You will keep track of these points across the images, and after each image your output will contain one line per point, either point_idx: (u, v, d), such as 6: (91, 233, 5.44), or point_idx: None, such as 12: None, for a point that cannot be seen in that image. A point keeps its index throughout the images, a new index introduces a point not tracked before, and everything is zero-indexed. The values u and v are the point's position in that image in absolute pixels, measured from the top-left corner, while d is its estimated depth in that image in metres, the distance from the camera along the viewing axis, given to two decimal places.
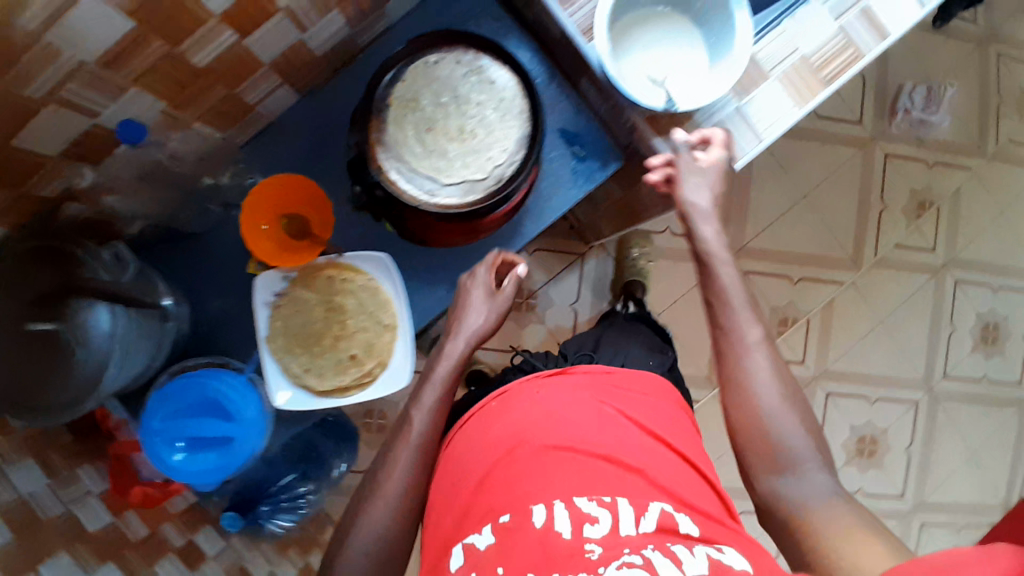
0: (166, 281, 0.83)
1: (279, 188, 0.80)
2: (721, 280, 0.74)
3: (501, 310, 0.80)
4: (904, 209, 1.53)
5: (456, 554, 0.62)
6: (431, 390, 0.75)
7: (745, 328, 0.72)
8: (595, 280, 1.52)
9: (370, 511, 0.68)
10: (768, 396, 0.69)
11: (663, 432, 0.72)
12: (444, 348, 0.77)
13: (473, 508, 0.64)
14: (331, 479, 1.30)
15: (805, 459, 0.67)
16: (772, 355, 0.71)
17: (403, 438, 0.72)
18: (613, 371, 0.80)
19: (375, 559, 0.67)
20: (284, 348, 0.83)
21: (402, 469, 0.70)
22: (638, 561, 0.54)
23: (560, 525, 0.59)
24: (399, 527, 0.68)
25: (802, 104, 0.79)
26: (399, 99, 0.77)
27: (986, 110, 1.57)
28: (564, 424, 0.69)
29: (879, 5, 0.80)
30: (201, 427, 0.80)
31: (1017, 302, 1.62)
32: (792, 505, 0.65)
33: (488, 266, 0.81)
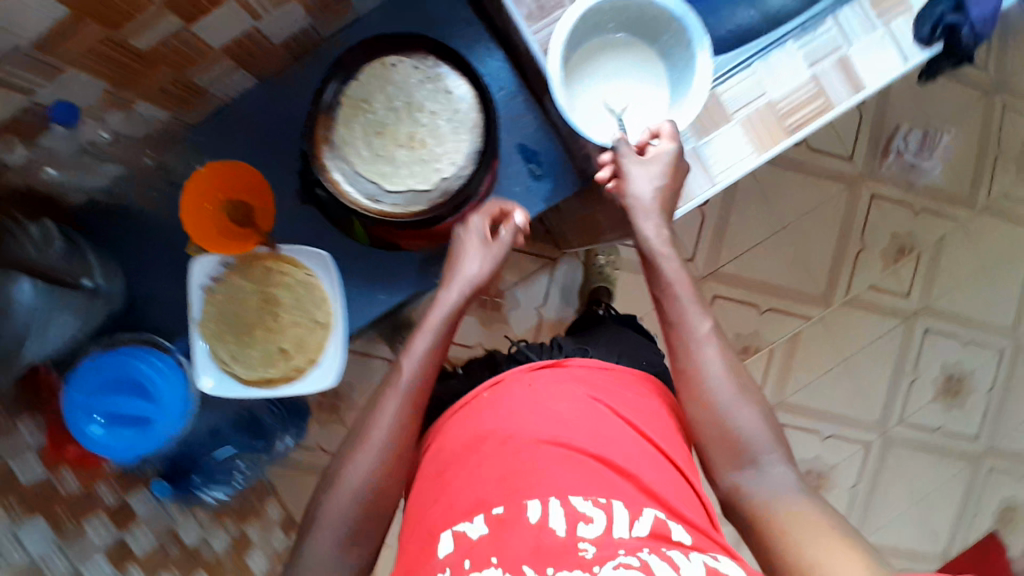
0: (103, 254, 0.83)
1: (223, 174, 0.79)
2: (666, 276, 0.71)
3: (498, 257, 0.74)
4: (884, 252, 1.51)
5: (444, 540, 0.60)
6: (421, 337, 0.72)
7: (695, 321, 0.70)
8: (565, 286, 1.49)
9: (354, 460, 0.67)
10: (722, 390, 0.68)
11: (654, 429, 0.70)
12: (435, 297, 0.74)
13: (462, 497, 0.63)
14: (273, 452, 1.32)
15: (763, 450, 0.66)
16: (723, 349, 0.70)
17: (393, 387, 0.70)
18: (609, 368, 0.76)
19: (361, 507, 0.65)
20: (214, 334, 0.83)
21: (389, 418, 0.68)
22: (634, 563, 0.54)
23: (555, 522, 0.58)
24: (385, 478, 0.67)
25: (761, 151, 0.76)
26: (353, 99, 0.76)
27: (983, 161, 1.52)
28: (554, 416, 0.68)
29: (858, 55, 0.77)
30: (121, 404, 0.81)
31: (985, 357, 1.61)
32: (752, 498, 0.65)
33: (483, 215, 0.74)
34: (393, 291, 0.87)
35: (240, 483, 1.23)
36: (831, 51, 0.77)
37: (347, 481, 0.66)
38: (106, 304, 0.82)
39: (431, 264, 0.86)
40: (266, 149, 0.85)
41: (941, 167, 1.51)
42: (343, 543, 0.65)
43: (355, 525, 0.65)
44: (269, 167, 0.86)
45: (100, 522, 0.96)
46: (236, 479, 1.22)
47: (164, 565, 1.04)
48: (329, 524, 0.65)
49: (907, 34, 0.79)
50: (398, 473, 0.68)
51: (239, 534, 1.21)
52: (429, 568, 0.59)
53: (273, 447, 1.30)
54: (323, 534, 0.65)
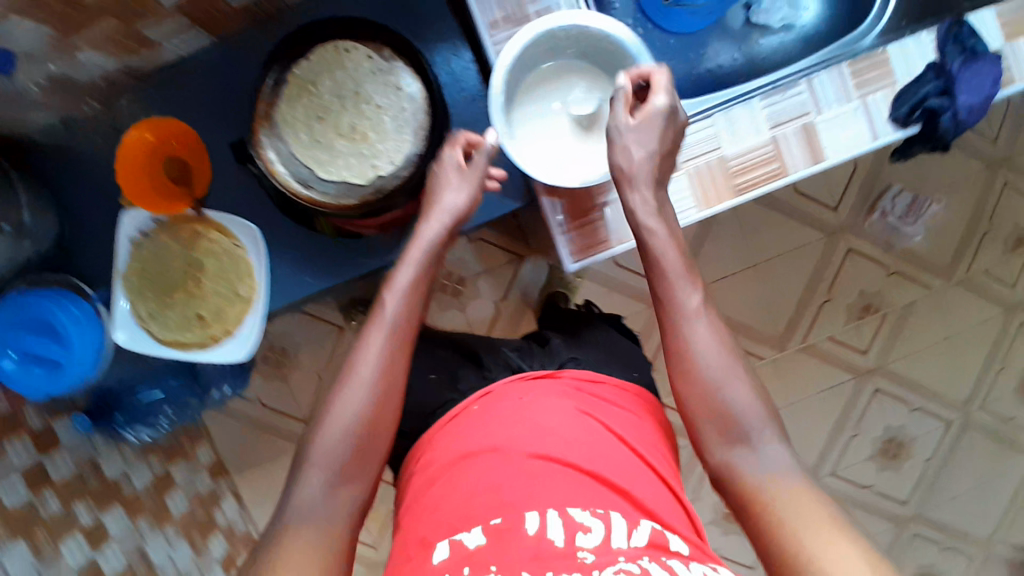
0: (32, 188, 0.81)
1: (161, 131, 0.79)
2: (658, 250, 0.67)
3: (475, 184, 0.71)
4: (848, 307, 1.46)
5: (440, 547, 0.57)
6: (403, 269, 0.68)
7: (684, 294, 0.65)
8: (529, 282, 1.40)
9: (341, 396, 0.62)
10: (712, 362, 0.62)
11: (645, 446, 0.68)
12: (416, 232, 0.70)
13: (458, 507, 0.59)
14: (206, 400, 1.28)
15: (759, 427, 0.60)
16: (714, 320, 0.65)
17: (375, 321, 0.66)
18: (596, 381, 0.74)
19: (353, 447, 0.60)
20: (136, 289, 0.82)
21: (373, 355, 0.63)
22: (636, 570, 0.51)
23: (553, 532, 0.55)
24: (374, 416, 0.62)
25: (705, 208, 0.77)
26: (300, 78, 0.75)
27: (971, 235, 1.45)
28: (543, 426, 0.66)
29: (824, 125, 0.76)
30: (36, 344, 0.80)
31: (931, 426, 1.56)
32: (748, 480, 0.59)
33: (456, 145, 0.72)
34: (319, 275, 0.85)
35: (168, 425, 1.19)
36: (797, 116, 0.76)
37: (337, 420, 0.61)
38: (31, 244, 0.80)
39: (369, 255, 0.86)
40: (218, 113, 0.83)
41: (923, 235, 1.45)
42: (332, 485, 0.59)
43: (345, 467, 0.60)
44: (217, 130, 0.84)
45: (21, 447, 0.93)
46: (164, 425, 1.17)
47: (81, 493, 1.00)
48: (318, 464, 0.60)
49: (883, 110, 0.76)
50: (387, 415, 0.63)
51: (163, 472, 1.17)
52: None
53: (207, 394, 1.27)
54: (311, 476, 0.59)
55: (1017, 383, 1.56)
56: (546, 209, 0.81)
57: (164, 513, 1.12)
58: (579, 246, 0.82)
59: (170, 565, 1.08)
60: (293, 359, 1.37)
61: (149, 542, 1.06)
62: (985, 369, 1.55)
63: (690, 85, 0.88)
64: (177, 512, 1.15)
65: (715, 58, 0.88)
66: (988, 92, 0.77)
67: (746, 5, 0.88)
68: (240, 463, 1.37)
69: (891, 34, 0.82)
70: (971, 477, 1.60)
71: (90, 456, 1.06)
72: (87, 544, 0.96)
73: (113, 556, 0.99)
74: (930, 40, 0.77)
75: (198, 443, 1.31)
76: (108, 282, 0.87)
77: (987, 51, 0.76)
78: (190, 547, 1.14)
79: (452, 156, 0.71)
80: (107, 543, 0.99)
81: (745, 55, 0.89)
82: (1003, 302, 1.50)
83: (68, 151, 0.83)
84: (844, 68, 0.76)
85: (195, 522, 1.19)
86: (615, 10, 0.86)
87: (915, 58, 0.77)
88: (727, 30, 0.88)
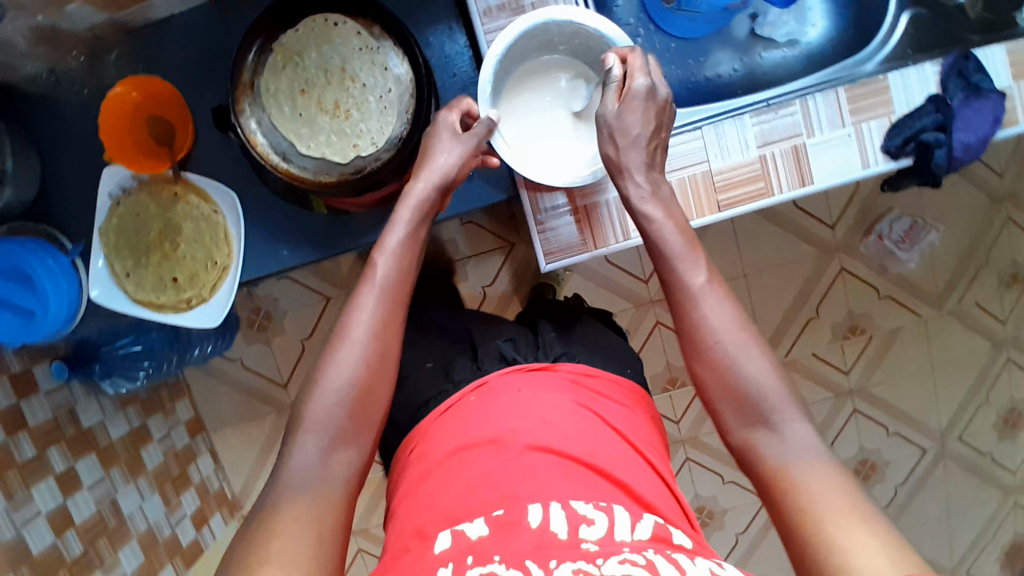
0: (19, 135, 0.81)
1: (146, 91, 0.79)
2: (662, 239, 0.68)
3: (469, 146, 0.71)
4: (834, 327, 1.41)
5: (442, 538, 0.56)
6: (393, 230, 0.69)
7: (689, 274, 0.66)
8: (519, 266, 1.33)
9: (335, 358, 0.62)
10: (723, 342, 0.62)
11: (646, 445, 0.68)
12: (406, 189, 0.71)
13: (459, 503, 0.59)
14: (188, 357, 1.26)
15: (777, 407, 0.60)
16: (723, 296, 0.65)
17: (365, 279, 0.66)
18: (597, 375, 0.74)
19: (346, 408, 0.61)
20: (113, 246, 0.82)
21: (367, 313, 0.64)
22: (640, 560, 0.50)
23: (555, 524, 0.54)
24: (366, 378, 0.62)
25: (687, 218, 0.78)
26: (287, 49, 0.75)
27: (961, 270, 1.39)
28: (541, 418, 0.65)
29: (814, 148, 0.77)
30: (13, 293, 0.80)
31: (904, 451, 1.47)
32: (769, 462, 0.59)
33: (454, 109, 0.73)
34: (298, 250, 0.85)
35: (145, 379, 1.18)
36: (788, 137, 0.77)
37: (329, 385, 0.61)
38: (16, 194, 0.81)
39: (347, 234, 0.85)
40: (204, 73, 0.83)
41: (917, 261, 1.39)
42: (329, 448, 0.60)
43: (341, 429, 0.61)
44: (204, 92, 0.83)
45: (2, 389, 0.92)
46: (142, 377, 1.17)
47: (55, 440, 0.99)
48: (313, 428, 0.60)
49: (877, 138, 0.77)
50: (380, 377, 0.63)
51: (140, 425, 1.17)
52: (425, 566, 0.54)
53: (189, 352, 1.25)
54: (306, 441, 0.59)
55: (998, 419, 1.46)
56: (528, 208, 0.81)
57: (136, 465, 1.13)
58: (558, 246, 0.82)
59: (140, 516, 1.10)
60: (278, 324, 1.33)
61: (120, 492, 1.08)
62: (965, 403, 1.46)
63: (687, 90, 0.87)
64: (150, 464, 1.16)
65: (716, 67, 0.88)
66: (987, 131, 0.77)
67: (752, 16, 0.87)
68: (217, 420, 1.37)
69: (894, 63, 0.80)
70: (940, 513, 1.50)
71: (68, 404, 1.04)
72: (58, 490, 0.96)
73: (83, 503, 1.00)
74: (935, 71, 0.78)
75: (178, 397, 1.31)
76: (88, 235, 0.85)
77: (993, 88, 0.76)
78: (162, 501, 1.16)
79: (449, 116, 0.72)
80: (78, 491, 1.00)
81: (746, 66, 0.88)
82: (991, 336, 1.42)
83: (57, 103, 0.83)
84: (842, 91, 0.77)
85: (169, 476, 1.20)
86: (617, 8, 0.86)
87: (916, 89, 0.77)
88: (731, 39, 0.88)
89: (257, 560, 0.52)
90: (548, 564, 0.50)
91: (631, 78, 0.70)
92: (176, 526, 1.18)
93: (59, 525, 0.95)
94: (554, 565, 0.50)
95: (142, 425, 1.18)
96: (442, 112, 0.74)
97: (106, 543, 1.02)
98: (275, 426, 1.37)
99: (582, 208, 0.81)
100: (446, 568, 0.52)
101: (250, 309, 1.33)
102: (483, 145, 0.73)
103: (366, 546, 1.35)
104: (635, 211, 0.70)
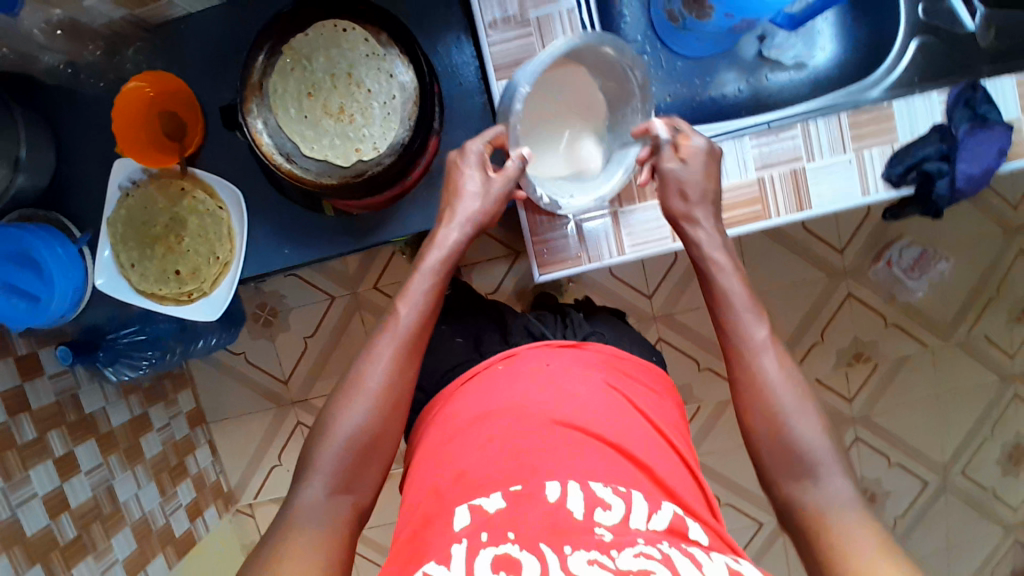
0: (37, 124, 0.84)
1: (160, 86, 0.82)
2: (721, 286, 0.68)
3: (497, 198, 0.72)
4: (839, 353, 1.38)
5: (460, 513, 0.54)
6: (420, 278, 0.68)
7: (751, 328, 0.65)
8: (525, 275, 1.31)
9: (347, 407, 0.61)
10: (784, 398, 0.61)
11: (669, 428, 0.66)
12: (435, 236, 0.71)
13: (475, 474, 0.58)
14: (194, 349, 1.23)
15: (822, 461, 0.59)
16: (782, 357, 0.64)
17: (388, 328, 0.66)
18: (624, 357, 0.74)
19: (355, 452, 0.60)
20: (120, 237, 0.84)
21: (384, 363, 0.63)
22: (656, 554, 0.49)
23: (572, 503, 0.53)
24: (377, 427, 0.62)
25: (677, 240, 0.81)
26: (297, 52, 0.76)
27: (975, 298, 1.36)
28: (568, 394, 0.64)
29: (813, 173, 0.77)
30: (18, 277, 0.83)
31: (909, 484, 1.43)
32: (808, 515, 0.57)
33: (482, 141, 0.73)
34: (298, 250, 0.86)
35: (147, 369, 1.15)
36: (787, 160, 0.78)
37: (340, 431, 0.61)
38: (29, 180, 0.83)
39: (349, 234, 0.86)
40: (217, 71, 0.84)
41: (926, 290, 1.36)
42: (334, 489, 0.59)
43: (347, 473, 0.60)
44: (216, 90, 0.84)
45: (3, 372, 0.94)
46: (145, 366, 1.14)
47: (56, 424, 1.01)
48: (320, 470, 0.60)
49: (878, 166, 0.77)
50: (392, 426, 0.63)
51: (141, 413, 1.19)
52: (442, 541, 0.52)
53: (194, 344, 1.22)
54: (312, 481, 0.59)
55: (1002, 453, 1.43)
56: (525, 225, 0.82)
57: (134, 452, 1.14)
58: (550, 257, 0.83)
59: (136, 504, 1.12)
60: (283, 320, 1.34)
61: (117, 478, 1.10)
62: (970, 436, 1.42)
63: (692, 109, 0.88)
64: (149, 453, 1.18)
65: (722, 87, 0.89)
66: (992, 163, 0.78)
67: (761, 37, 0.88)
68: (218, 412, 1.37)
69: (901, 91, 0.81)
70: (943, 545, 1.46)
71: (71, 389, 1.06)
72: (55, 474, 0.99)
73: (80, 488, 1.02)
74: (941, 100, 0.77)
75: (181, 388, 1.32)
76: (96, 224, 0.87)
77: (999, 121, 0.77)
78: (158, 491, 1.18)
79: (478, 149, 0.73)
80: (76, 475, 1.02)
81: (751, 87, 0.89)
82: (1000, 370, 1.40)
83: (75, 94, 0.85)
84: (845, 117, 0.77)
85: (166, 466, 1.22)
86: (626, 24, 0.87)
87: (920, 118, 0.78)
88: (738, 59, 0.88)
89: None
90: (562, 550, 0.49)
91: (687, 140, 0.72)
92: (171, 515, 1.19)
93: (53, 508, 0.97)
94: (568, 552, 0.49)
95: (143, 414, 1.19)
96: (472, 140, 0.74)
97: (99, 528, 1.04)
98: (273, 422, 1.37)
99: (613, 215, 0.81)
100: (461, 543, 0.51)
101: (257, 304, 1.34)
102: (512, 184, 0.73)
103: (360, 548, 1.35)
104: (703, 258, 0.70)
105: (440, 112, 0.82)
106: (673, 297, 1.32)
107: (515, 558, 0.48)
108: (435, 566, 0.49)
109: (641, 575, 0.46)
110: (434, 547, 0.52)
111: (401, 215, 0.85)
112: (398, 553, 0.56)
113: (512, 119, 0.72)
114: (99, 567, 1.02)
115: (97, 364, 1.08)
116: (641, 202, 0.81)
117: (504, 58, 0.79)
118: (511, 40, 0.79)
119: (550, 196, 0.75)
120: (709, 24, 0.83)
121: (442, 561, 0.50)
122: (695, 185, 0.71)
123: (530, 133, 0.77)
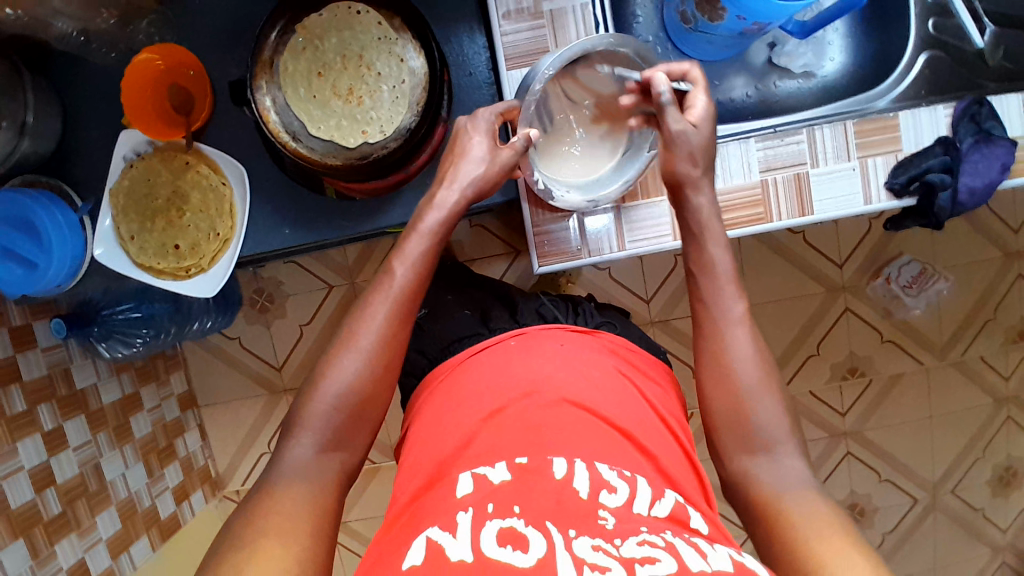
0: (46, 93, 0.84)
1: (171, 59, 0.82)
2: (709, 258, 0.67)
3: (497, 166, 0.71)
4: (833, 367, 1.38)
5: (462, 482, 0.54)
6: (416, 239, 0.68)
7: (727, 301, 0.65)
8: (524, 273, 1.30)
9: (337, 365, 0.61)
10: (747, 373, 0.62)
11: (672, 417, 0.66)
12: (435, 197, 0.70)
13: (482, 446, 0.58)
14: (187, 331, 1.23)
15: (780, 440, 0.60)
16: (754, 332, 0.64)
17: (382, 289, 0.65)
18: (635, 350, 0.74)
19: (345, 413, 0.60)
20: (121, 210, 0.83)
21: (376, 325, 0.63)
22: (660, 543, 0.48)
23: (578, 482, 0.53)
24: (369, 386, 0.61)
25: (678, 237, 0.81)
26: (309, 31, 0.77)
27: (972, 319, 1.36)
28: (583, 375, 0.65)
29: (816, 179, 0.78)
30: (18, 242, 0.82)
31: (899, 502, 1.43)
32: (761, 489, 0.58)
33: (493, 112, 0.73)
34: (299, 230, 0.87)
35: (142, 348, 1.17)
36: (791, 165, 0.79)
37: (329, 389, 0.60)
38: (33, 145, 0.83)
39: (352, 216, 0.87)
40: (230, 49, 0.85)
41: (924, 308, 1.36)
42: (324, 448, 0.59)
43: (339, 434, 0.60)
44: (227, 66, 0.85)
45: None
46: (138, 344, 1.16)
47: (46, 397, 1.00)
48: (311, 427, 0.59)
49: (882, 175, 0.79)
50: (384, 387, 0.62)
51: (132, 391, 1.18)
52: (444, 508, 0.52)
53: (189, 325, 1.22)
54: (302, 439, 0.59)
55: (993, 474, 1.43)
56: (526, 217, 0.82)
57: (123, 430, 1.14)
58: (551, 249, 0.82)
59: (122, 484, 1.11)
60: (279, 305, 1.34)
61: (105, 456, 1.09)
62: (961, 457, 1.42)
63: None
64: (138, 433, 1.18)
65: (730, 91, 0.89)
66: (994, 177, 0.79)
67: (771, 44, 0.89)
68: (210, 395, 1.37)
69: (908, 102, 0.82)
70: (929, 565, 1.46)
71: (63, 363, 1.05)
72: (43, 448, 0.98)
73: (67, 464, 1.01)
74: (947, 113, 0.79)
75: (174, 369, 1.32)
76: (98, 194, 0.88)
77: (1004, 136, 0.78)
78: (146, 471, 1.17)
79: (488, 118, 0.73)
80: (64, 450, 1.01)
81: (759, 94, 0.89)
82: (994, 392, 1.40)
83: (86, 64, 0.86)
84: (851, 125, 0.79)
85: (156, 447, 1.21)
86: (638, 24, 0.88)
87: (926, 128, 0.79)
88: (747, 65, 0.89)
89: (249, 538, 0.51)
90: (566, 532, 0.48)
91: (691, 99, 0.70)
92: (157, 497, 1.19)
93: (39, 482, 0.96)
94: (572, 535, 0.48)
95: (134, 392, 1.18)
96: (482, 111, 0.75)
97: (84, 504, 1.03)
98: (264, 409, 1.36)
99: (615, 211, 0.81)
100: (466, 512, 0.50)
101: (254, 289, 1.33)
102: (518, 161, 0.73)
103: (346, 540, 1.34)
104: (701, 225, 0.68)
105: (447, 96, 0.82)
106: (673, 302, 1.32)
107: (520, 533, 0.48)
108: (441, 533, 0.49)
109: (645, 561, 0.45)
110: (436, 514, 0.52)
111: (405, 199, 0.86)
112: (395, 519, 0.56)
113: (528, 97, 0.74)
114: (83, 544, 1.01)
115: (89, 339, 1.08)
116: (645, 198, 0.81)
117: (516, 48, 0.79)
118: (520, 34, 0.79)
119: (545, 181, 0.77)
120: (720, 27, 0.81)
121: (446, 528, 0.49)
122: (704, 151, 0.69)
123: (538, 119, 0.77)
